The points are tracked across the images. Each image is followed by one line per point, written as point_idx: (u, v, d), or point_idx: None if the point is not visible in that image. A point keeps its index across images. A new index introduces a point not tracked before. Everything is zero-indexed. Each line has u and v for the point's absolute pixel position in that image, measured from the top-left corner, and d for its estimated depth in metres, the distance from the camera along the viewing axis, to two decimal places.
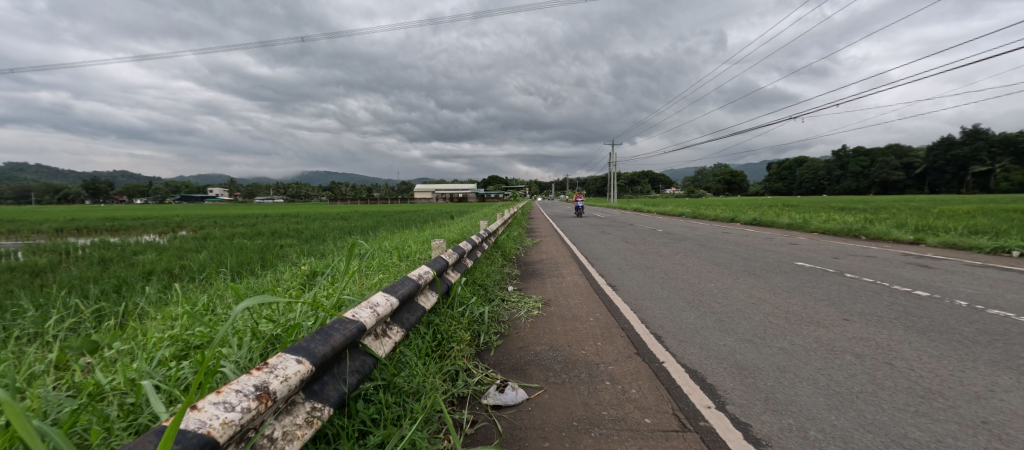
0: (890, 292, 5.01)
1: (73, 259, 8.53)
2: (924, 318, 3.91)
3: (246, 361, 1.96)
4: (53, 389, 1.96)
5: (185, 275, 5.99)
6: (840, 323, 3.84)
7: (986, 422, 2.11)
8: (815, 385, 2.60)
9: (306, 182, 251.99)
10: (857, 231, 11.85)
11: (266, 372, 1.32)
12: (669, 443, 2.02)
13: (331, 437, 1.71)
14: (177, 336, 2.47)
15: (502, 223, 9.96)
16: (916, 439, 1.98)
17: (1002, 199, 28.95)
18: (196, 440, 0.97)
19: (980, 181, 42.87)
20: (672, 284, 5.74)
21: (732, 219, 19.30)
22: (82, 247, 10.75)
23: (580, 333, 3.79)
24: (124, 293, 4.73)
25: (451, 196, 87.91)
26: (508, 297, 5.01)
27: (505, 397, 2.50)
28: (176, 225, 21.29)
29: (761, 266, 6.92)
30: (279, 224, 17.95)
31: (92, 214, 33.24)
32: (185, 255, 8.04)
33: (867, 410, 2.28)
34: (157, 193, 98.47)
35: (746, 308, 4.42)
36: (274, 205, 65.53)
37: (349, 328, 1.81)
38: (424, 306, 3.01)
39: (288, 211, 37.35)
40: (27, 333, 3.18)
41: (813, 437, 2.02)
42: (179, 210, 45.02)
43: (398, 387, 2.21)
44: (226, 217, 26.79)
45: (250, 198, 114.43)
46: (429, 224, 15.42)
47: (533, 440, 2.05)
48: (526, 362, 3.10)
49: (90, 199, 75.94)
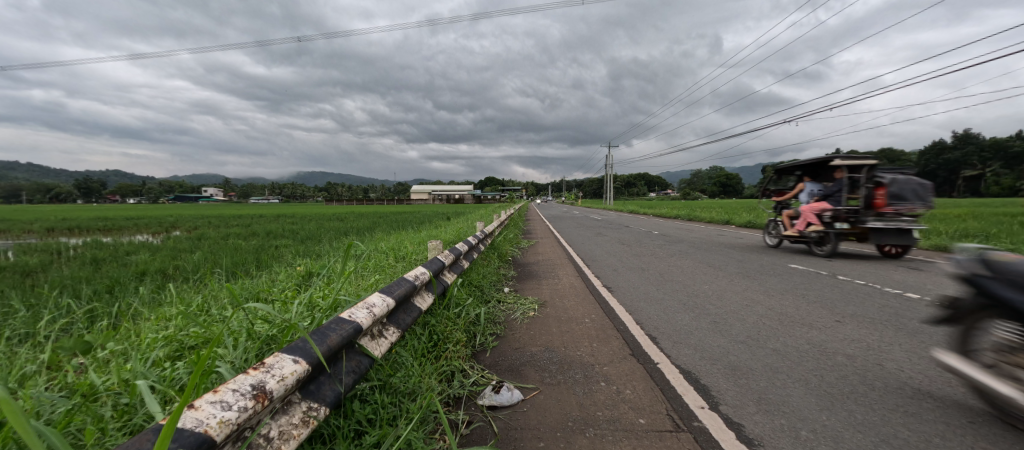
0: (882, 294, 5.07)
1: (64, 259, 8.43)
2: (914, 320, 3.98)
3: (242, 361, 1.96)
4: (45, 390, 1.94)
5: (179, 275, 5.94)
6: (831, 325, 3.88)
7: (972, 422, 2.16)
8: (808, 385, 2.64)
9: (302, 183, 251.26)
10: None
11: (263, 372, 1.33)
12: (663, 443, 2.04)
13: (327, 437, 1.71)
14: (171, 336, 2.46)
15: (497, 224, 9.94)
16: (904, 439, 2.01)
17: (993, 203, 29.49)
18: (193, 439, 0.98)
19: (971, 185, 43.44)
20: (668, 286, 5.78)
21: (728, 221, 19.50)
22: (72, 247, 10.55)
23: (575, 334, 3.82)
24: (116, 293, 4.69)
25: (449, 197, 88.36)
26: (505, 299, 5.00)
27: (500, 398, 2.51)
28: (170, 225, 20.84)
29: (756, 268, 6.98)
30: (275, 224, 17.78)
31: (82, 214, 32.64)
32: (177, 255, 7.98)
33: (856, 410, 2.31)
34: (150, 193, 97.51)
35: (739, 310, 4.46)
36: (268, 206, 65.03)
37: (347, 328, 1.83)
38: (420, 308, 3.02)
39: (283, 211, 37.00)
40: (20, 333, 3.16)
41: (804, 437, 2.05)
42: (174, 210, 44.41)
43: (394, 387, 2.22)
44: (219, 218, 26.40)
45: (244, 198, 113.09)
46: (427, 225, 15.51)
47: (528, 440, 2.06)
48: (522, 363, 3.12)
49: (83, 198, 74.89)
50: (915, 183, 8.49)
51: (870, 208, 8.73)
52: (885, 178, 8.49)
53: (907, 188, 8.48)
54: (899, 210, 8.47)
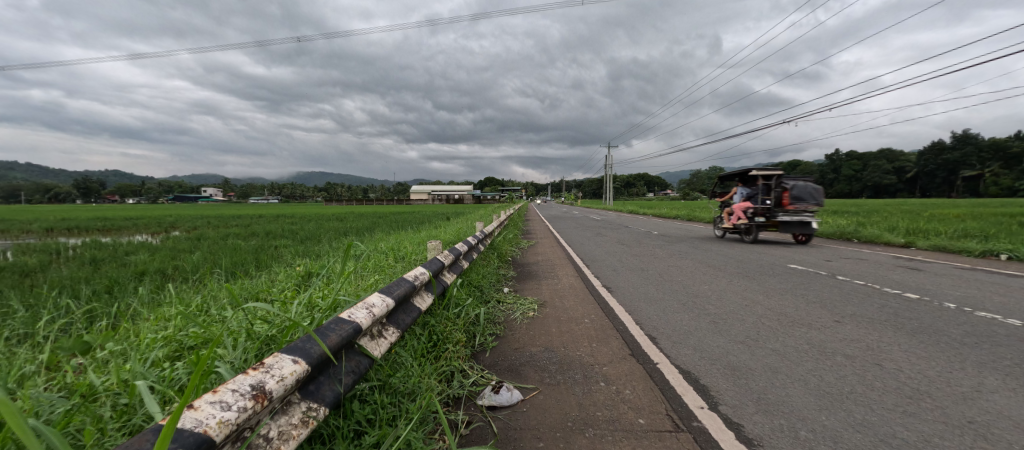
0: (881, 294, 5.08)
1: (64, 259, 8.44)
2: (913, 320, 3.98)
3: (241, 361, 1.96)
4: (44, 390, 1.94)
5: (178, 275, 5.94)
6: (831, 325, 3.89)
7: (972, 421, 2.16)
8: (807, 385, 2.64)
9: (302, 183, 251.12)
10: (850, 235, 11.99)
11: (262, 372, 1.33)
12: (662, 443, 2.04)
13: (326, 437, 1.71)
14: (171, 336, 2.46)
15: (497, 224, 9.95)
16: (903, 438, 2.01)
17: (991, 202, 29.51)
18: (192, 439, 0.98)
19: (970, 185, 43.49)
20: (667, 286, 5.78)
21: None
22: (71, 247, 10.55)
23: (575, 334, 3.82)
24: (115, 294, 4.68)
25: (449, 197, 88.36)
26: (504, 299, 5.00)
27: (500, 398, 2.51)
28: (170, 226, 20.88)
29: (756, 268, 6.99)
30: (275, 224, 17.81)
31: (82, 214, 32.68)
32: (177, 255, 7.98)
33: (855, 410, 2.31)
34: (149, 193, 97.44)
35: (739, 310, 4.45)
36: (268, 206, 64.96)
37: (346, 328, 1.83)
38: (419, 308, 3.01)
39: (282, 211, 37.03)
40: (19, 333, 3.16)
41: (804, 437, 2.05)
42: (174, 210, 44.46)
43: (394, 388, 2.22)
44: (219, 218, 26.45)
45: (243, 198, 112.94)
46: (427, 225, 15.54)
47: (528, 441, 2.06)
48: (522, 363, 3.12)
49: (83, 198, 74.90)
50: (810, 187, 10.50)
51: (780, 206, 10.60)
52: (791, 184, 10.53)
53: (803, 191, 10.47)
54: (800, 208, 10.37)
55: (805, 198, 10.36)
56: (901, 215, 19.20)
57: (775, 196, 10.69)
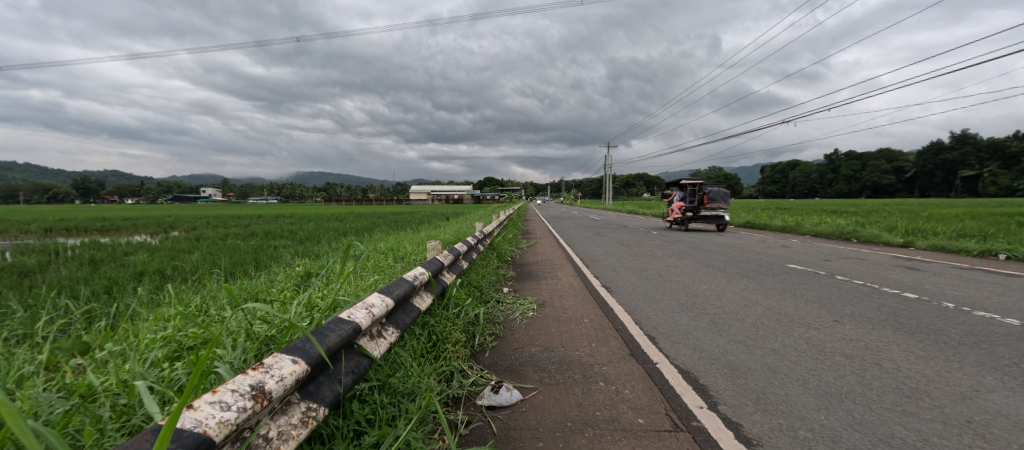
0: (880, 293, 5.10)
1: (63, 259, 8.43)
2: (911, 319, 3.99)
3: (240, 361, 1.97)
4: (44, 390, 1.94)
5: (178, 275, 5.96)
6: (830, 324, 3.90)
7: (970, 421, 2.16)
8: (806, 385, 2.64)
9: (302, 183, 251.14)
10: (848, 235, 12.01)
11: (262, 372, 1.33)
12: (661, 442, 2.04)
13: (326, 437, 1.72)
14: (170, 336, 2.46)
15: (497, 223, 9.98)
16: (902, 438, 2.01)
17: (991, 202, 29.43)
18: (192, 439, 0.98)
19: (969, 185, 43.49)
20: (667, 286, 5.79)
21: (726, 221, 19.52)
22: (71, 248, 10.56)
23: (574, 334, 3.82)
24: (114, 294, 4.69)
25: (448, 197, 88.45)
26: (504, 299, 5.00)
27: (499, 398, 2.51)
28: (168, 226, 20.91)
29: (755, 268, 7.01)
30: (274, 224, 17.87)
31: (81, 214, 32.72)
32: (177, 255, 7.99)
33: (854, 410, 2.32)
34: (148, 193, 97.44)
35: (739, 310, 4.46)
36: (267, 206, 64.94)
37: (345, 328, 1.83)
38: (418, 307, 3.02)
39: (281, 211, 37.08)
40: (18, 333, 3.16)
41: (803, 436, 2.06)
42: (174, 211, 44.50)
43: (393, 388, 2.22)
44: (218, 218, 26.49)
45: (242, 198, 112.96)
46: (426, 225, 15.59)
47: (527, 440, 2.06)
48: (521, 363, 3.13)
49: (81, 199, 74.69)
50: (723, 191, 14.79)
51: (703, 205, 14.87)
52: (709, 188, 14.83)
53: (718, 194, 14.77)
54: (715, 206, 14.68)
55: (719, 199, 14.63)
56: (899, 215, 19.22)
57: (698, 198, 15.02)
